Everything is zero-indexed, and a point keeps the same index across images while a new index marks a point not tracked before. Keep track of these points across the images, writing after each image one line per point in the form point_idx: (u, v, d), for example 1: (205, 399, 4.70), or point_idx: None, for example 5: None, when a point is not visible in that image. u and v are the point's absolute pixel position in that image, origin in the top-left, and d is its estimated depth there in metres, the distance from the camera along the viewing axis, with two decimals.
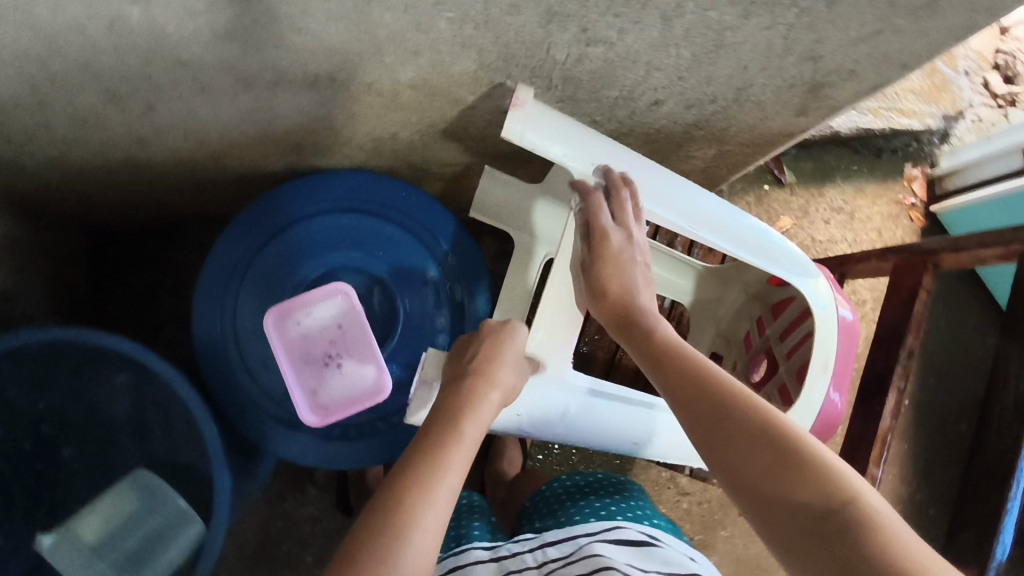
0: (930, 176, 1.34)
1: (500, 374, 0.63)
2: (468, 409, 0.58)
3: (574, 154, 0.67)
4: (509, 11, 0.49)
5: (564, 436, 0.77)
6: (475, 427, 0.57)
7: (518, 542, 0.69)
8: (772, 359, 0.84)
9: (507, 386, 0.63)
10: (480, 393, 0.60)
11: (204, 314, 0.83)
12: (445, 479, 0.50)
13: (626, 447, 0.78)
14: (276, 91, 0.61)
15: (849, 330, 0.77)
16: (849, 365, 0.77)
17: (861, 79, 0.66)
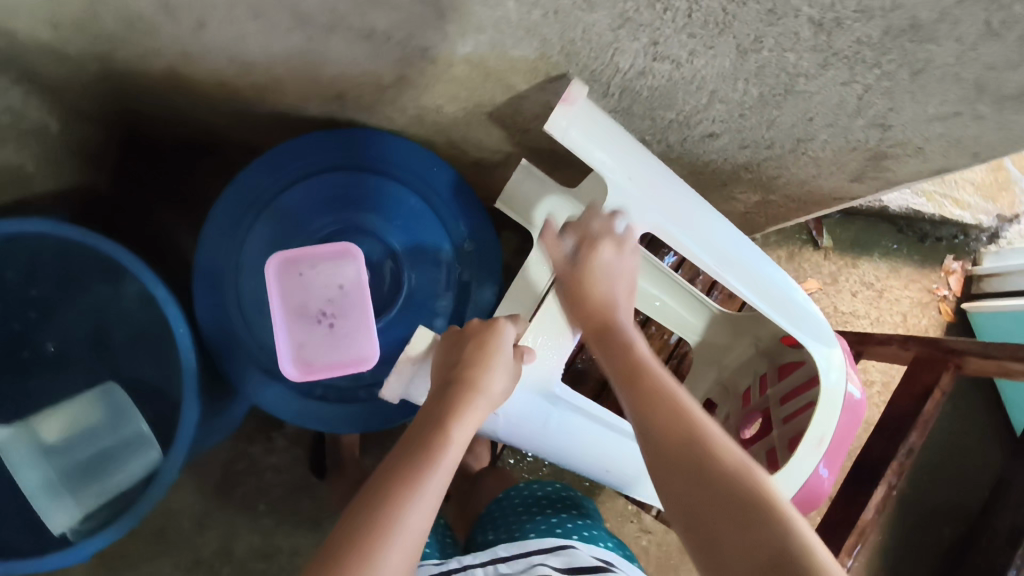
0: (970, 273, 1.30)
1: (489, 379, 0.61)
2: (452, 419, 0.57)
3: (615, 164, 0.64)
4: (582, 6, 0.47)
5: (539, 447, 0.74)
6: (458, 444, 0.56)
7: (469, 556, 0.67)
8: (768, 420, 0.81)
9: (497, 391, 0.62)
10: (466, 400, 0.59)
11: (212, 242, 0.82)
12: (422, 504, 0.51)
13: (597, 474, 0.76)
14: (330, 36, 0.60)
15: (853, 409, 0.74)
16: (844, 445, 0.74)
17: (926, 159, 0.63)
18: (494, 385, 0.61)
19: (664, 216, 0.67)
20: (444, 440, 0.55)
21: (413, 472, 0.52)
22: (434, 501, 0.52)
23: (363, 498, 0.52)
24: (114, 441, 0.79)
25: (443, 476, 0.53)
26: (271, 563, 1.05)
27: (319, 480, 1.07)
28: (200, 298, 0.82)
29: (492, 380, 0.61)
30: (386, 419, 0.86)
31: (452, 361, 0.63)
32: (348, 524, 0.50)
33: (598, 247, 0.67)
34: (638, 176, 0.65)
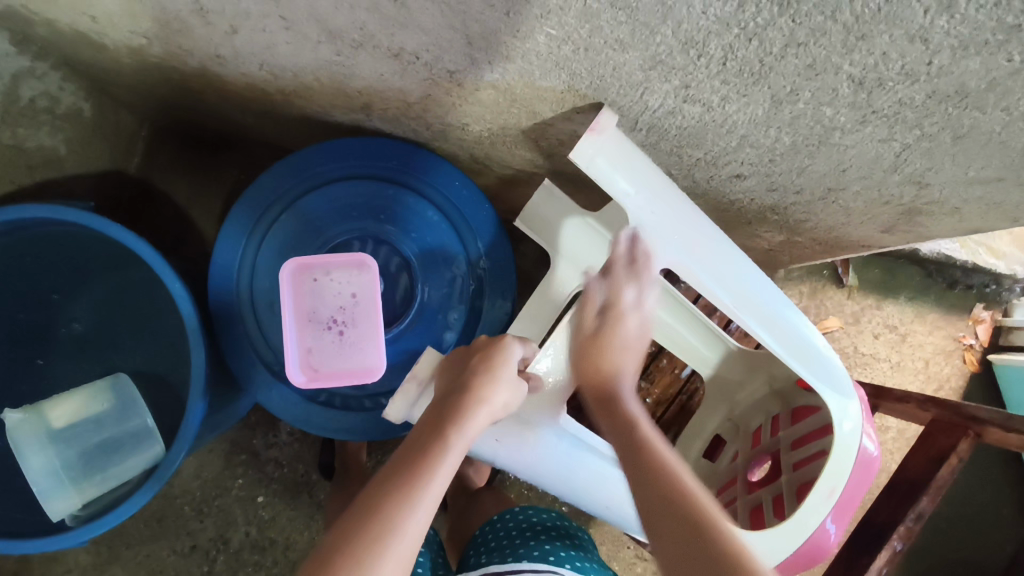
0: (999, 323, 1.26)
1: (493, 390, 0.60)
2: (453, 427, 0.56)
3: (643, 195, 0.62)
4: (614, 46, 0.45)
5: (537, 477, 0.71)
6: (457, 451, 0.55)
7: None
8: (778, 464, 0.76)
9: (500, 403, 0.60)
10: (470, 408, 0.57)
11: (226, 242, 0.81)
12: (418, 511, 0.49)
13: (595, 508, 0.73)
14: (358, 51, 0.59)
15: (867, 465, 0.69)
16: (855, 501, 0.69)
17: (962, 218, 0.61)
18: (498, 396, 0.60)
19: (686, 252, 0.64)
20: (443, 445, 0.54)
21: (409, 477, 0.51)
22: (429, 510, 0.50)
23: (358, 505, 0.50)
24: (118, 433, 0.77)
25: (438, 485, 0.52)
26: (265, 556, 1.05)
27: (319, 479, 1.07)
28: (213, 298, 0.82)
29: (497, 392, 0.60)
30: (387, 430, 0.85)
31: (456, 376, 0.62)
32: (342, 530, 0.48)
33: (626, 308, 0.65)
34: (661, 212, 0.63)
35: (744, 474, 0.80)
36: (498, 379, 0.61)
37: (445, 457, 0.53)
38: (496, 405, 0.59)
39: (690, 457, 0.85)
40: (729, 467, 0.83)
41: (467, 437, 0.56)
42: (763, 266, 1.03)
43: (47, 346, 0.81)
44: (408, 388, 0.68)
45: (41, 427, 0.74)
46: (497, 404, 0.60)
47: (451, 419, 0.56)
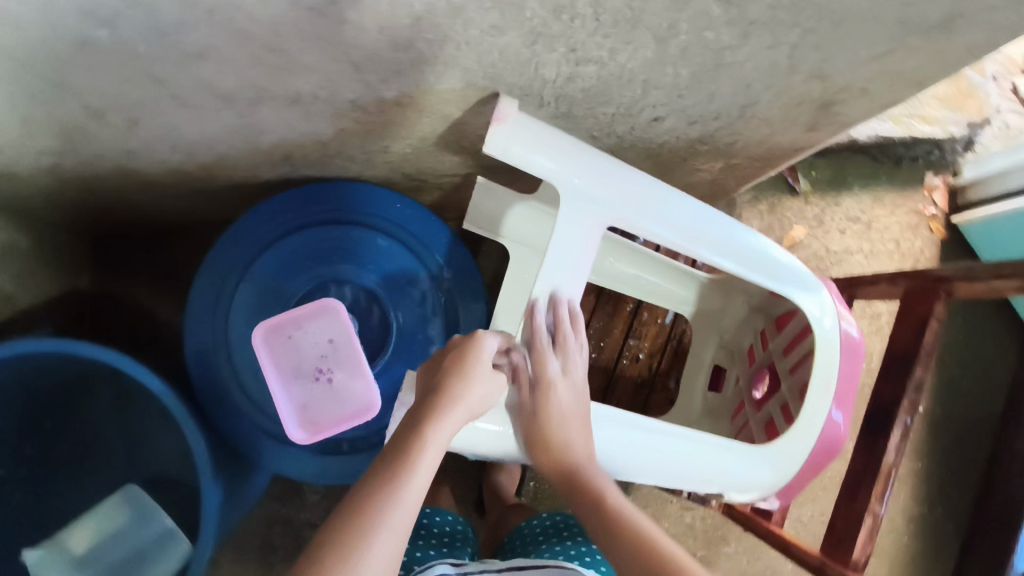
0: (953, 185, 1.30)
1: (467, 385, 0.58)
2: (429, 424, 0.55)
3: (567, 167, 0.60)
4: (492, 32, 0.47)
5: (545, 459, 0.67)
6: (434, 449, 0.54)
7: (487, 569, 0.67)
8: (775, 375, 0.76)
9: (477, 396, 0.59)
10: (445, 403, 0.56)
11: (197, 324, 0.82)
12: (397, 511, 0.49)
13: None
14: (259, 107, 0.60)
15: (853, 349, 0.70)
16: (853, 385, 0.70)
17: (873, 96, 0.63)
18: (475, 391, 0.58)
19: (625, 206, 0.62)
20: (421, 442, 0.54)
21: (389, 477, 0.51)
22: (410, 508, 0.50)
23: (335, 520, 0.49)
24: (144, 540, 0.77)
25: (418, 482, 0.52)
26: None
27: None
28: (198, 384, 0.83)
29: (475, 389, 0.58)
30: None
31: (429, 376, 0.60)
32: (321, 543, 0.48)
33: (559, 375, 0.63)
34: (587, 176, 0.60)
35: (749, 395, 0.79)
36: (475, 371, 0.59)
37: (423, 456, 0.53)
38: (472, 400, 0.58)
39: (696, 392, 0.86)
40: (735, 391, 0.83)
41: (441, 438, 0.55)
42: (715, 197, 1.04)
43: (52, 478, 0.80)
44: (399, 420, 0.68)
45: (66, 558, 0.75)
46: (474, 398, 0.58)
47: (427, 415, 0.55)
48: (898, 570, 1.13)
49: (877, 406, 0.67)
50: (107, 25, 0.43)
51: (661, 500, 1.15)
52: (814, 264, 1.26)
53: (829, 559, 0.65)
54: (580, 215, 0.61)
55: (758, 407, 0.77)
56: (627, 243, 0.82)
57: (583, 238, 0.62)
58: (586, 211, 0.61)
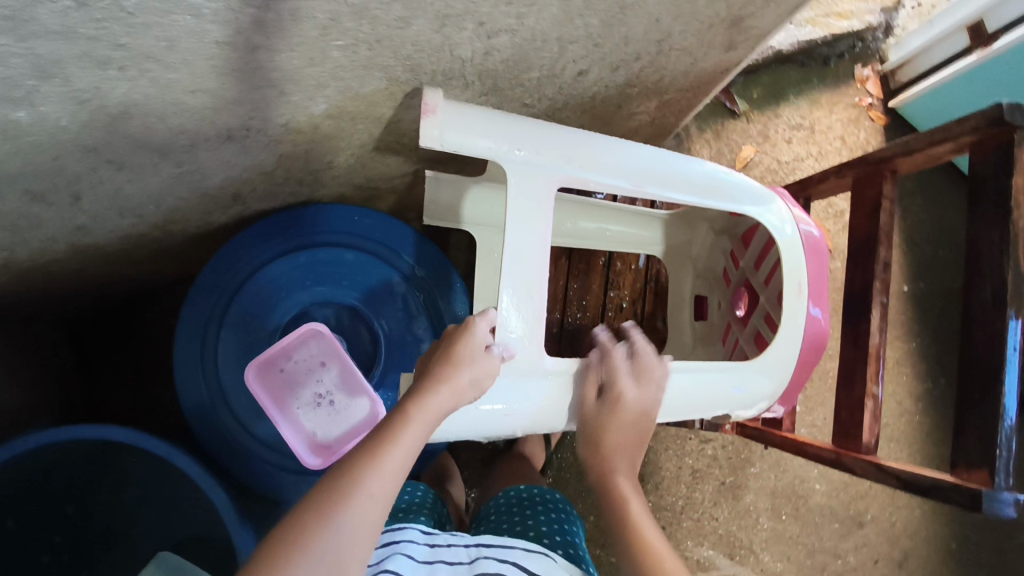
0: (882, 72, 1.32)
1: (454, 370, 0.57)
2: (412, 405, 0.55)
3: (504, 142, 0.60)
4: (398, 25, 0.47)
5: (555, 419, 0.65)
6: (416, 430, 0.54)
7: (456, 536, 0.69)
8: (752, 290, 0.77)
9: (467, 381, 0.57)
10: (431, 387, 0.56)
11: (188, 381, 0.83)
12: (369, 483, 0.49)
13: None
14: (196, 152, 0.60)
15: (817, 247, 0.72)
16: (824, 280, 0.72)
17: (778, 3, 0.64)
18: (462, 377, 0.57)
19: (571, 166, 0.62)
20: (403, 422, 0.54)
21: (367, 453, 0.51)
22: (387, 482, 0.50)
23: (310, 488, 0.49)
24: None
25: (395, 458, 0.51)
26: None
27: None
28: (204, 438, 0.84)
29: (464, 376, 0.57)
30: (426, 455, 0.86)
31: (421, 368, 0.60)
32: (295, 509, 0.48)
33: (631, 391, 0.65)
34: (525, 144, 0.61)
35: (733, 316, 0.81)
36: (465, 358, 0.58)
37: (404, 433, 0.53)
38: (462, 383, 0.57)
39: (684, 326, 0.89)
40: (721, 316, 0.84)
41: (423, 419, 0.55)
42: (660, 136, 1.06)
43: (93, 564, 0.80)
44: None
45: None
46: (463, 383, 0.57)
47: (413, 396, 0.55)
48: (915, 446, 1.18)
49: (854, 293, 0.69)
50: (22, 105, 0.43)
51: (680, 440, 1.19)
52: (770, 179, 1.29)
53: (843, 450, 0.67)
54: (529, 182, 0.61)
55: (744, 324, 0.79)
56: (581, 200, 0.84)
57: (538, 205, 0.61)
58: (533, 178, 0.61)
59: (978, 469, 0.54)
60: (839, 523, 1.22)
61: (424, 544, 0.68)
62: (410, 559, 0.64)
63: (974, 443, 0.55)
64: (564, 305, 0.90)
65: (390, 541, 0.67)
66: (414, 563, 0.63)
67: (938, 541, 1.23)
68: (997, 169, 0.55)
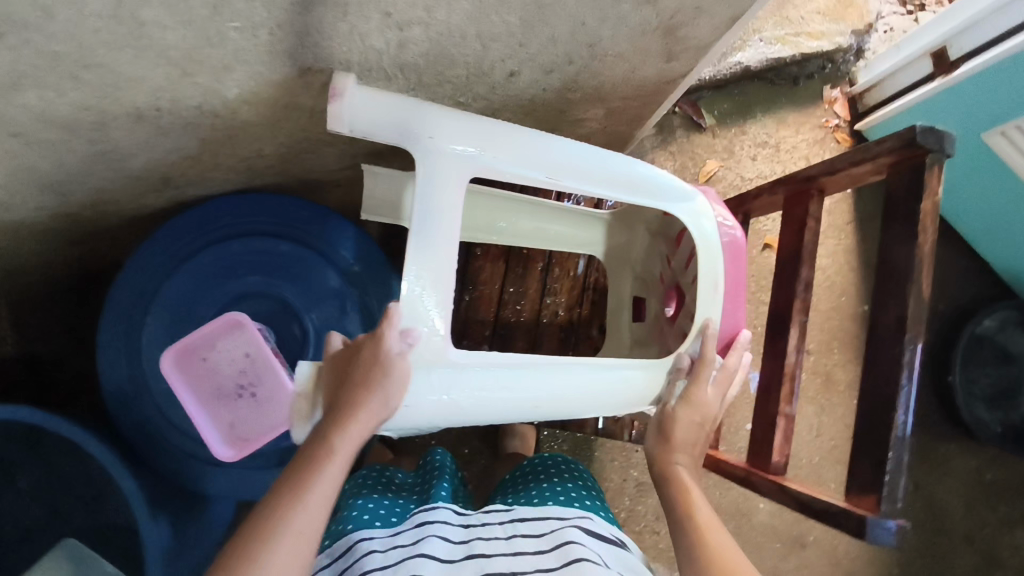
0: (851, 95, 1.32)
1: (369, 394, 0.55)
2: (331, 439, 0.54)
3: (414, 128, 0.58)
4: (296, 9, 0.46)
5: (466, 410, 0.61)
6: (337, 461, 0.54)
7: (490, 513, 0.70)
8: (680, 290, 0.76)
9: (385, 404, 0.56)
10: (346, 417, 0.54)
11: (110, 364, 0.81)
12: (291, 533, 0.50)
13: (529, 416, 0.64)
14: (107, 131, 0.59)
15: (737, 250, 0.71)
16: (741, 285, 0.72)
17: (711, 13, 0.64)
18: (380, 401, 0.56)
19: (484, 154, 0.61)
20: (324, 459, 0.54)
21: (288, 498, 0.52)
22: (308, 526, 0.51)
23: (239, 526, 0.51)
24: None
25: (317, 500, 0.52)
26: None
27: None
28: (121, 423, 0.82)
29: (378, 397, 0.56)
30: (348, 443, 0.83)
31: (335, 380, 0.58)
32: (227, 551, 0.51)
33: (712, 393, 0.68)
34: (437, 131, 0.59)
35: (665, 315, 0.80)
36: (381, 377, 0.56)
37: (324, 470, 0.53)
38: (378, 406, 0.55)
39: (623, 327, 0.87)
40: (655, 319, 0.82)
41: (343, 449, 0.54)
42: (616, 145, 1.06)
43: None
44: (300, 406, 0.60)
45: None
46: (380, 404, 0.56)
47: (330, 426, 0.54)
48: None
49: (777, 309, 0.69)
50: None
51: (626, 451, 1.18)
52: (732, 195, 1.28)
53: (753, 468, 0.67)
54: (439, 169, 0.59)
55: (672, 325, 0.78)
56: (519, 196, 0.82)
57: (446, 195, 0.60)
58: (444, 166, 0.59)
59: (868, 493, 0.53)
60: (781, 543, 1.21)
61: (458, 523, 0.68)
62: (445, 541, 0.64)
63: (866, 467, 0.54)
64: (503, 306, 0.90)
65: (424, 521, 0.67)
66: (450, 545, 0.64)
67: (879, 566, 1.23)
68: (907, 191, 0.55)
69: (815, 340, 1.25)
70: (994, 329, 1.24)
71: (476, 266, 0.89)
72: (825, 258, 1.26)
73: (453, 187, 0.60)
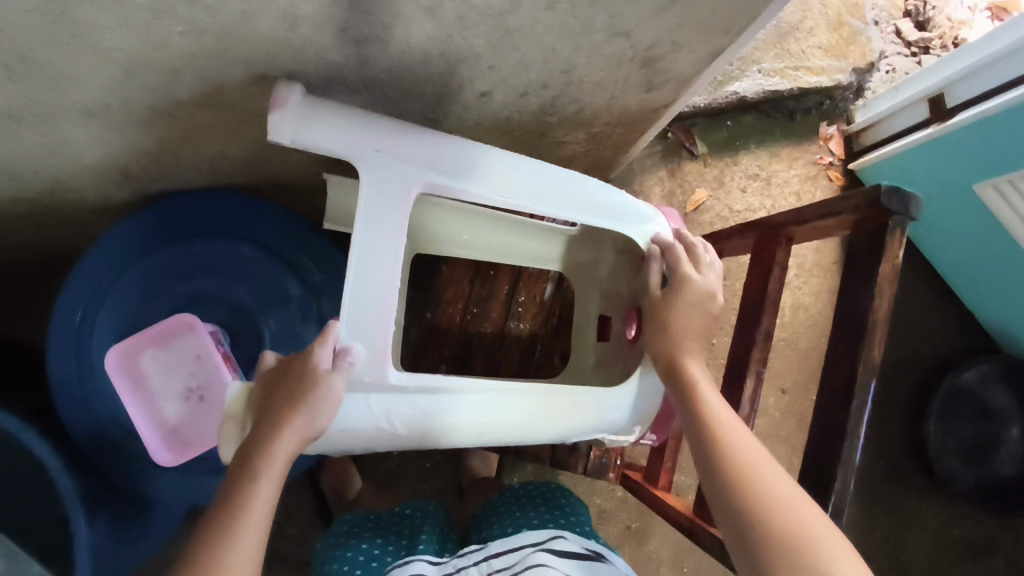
0: (847, 133, 1.30)
1: (299, 410, 0.52)
2: (259, 462, 0.50)
3: (362, 141, 0.57)
4: (243, 19, 0.45)
5: (404, 437, 0.60)
6: (269, 483, 0.50)
7: (462, 556, 0.66)
8: (639, 313, 0.72)
9: (314, 420, 0.53)
10: (275, 436, 0.51)
11: (58, 352, 0.79)
12: (228, 565, 0.46)
13: (470, 443, 0.62)
14: (56, 123, 0.57)
15: None
16: None
17: (689, 49, 0.62)
18: (310, 416, 0.53)
19: (435, 171, 0.59)
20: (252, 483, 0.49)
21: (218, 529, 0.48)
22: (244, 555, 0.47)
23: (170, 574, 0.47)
24: None
25: (251, 526, 0.48)
26: None
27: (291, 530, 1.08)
28: (65, 413, 0.79)
29: (309, 411, 0.53)
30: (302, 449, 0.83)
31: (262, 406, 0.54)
32: None
33: (696, 274, 0.65)
34: (386, 145, 0.58)
35: (626, 338, 0.76)
36: (310, 391, 0.53)
37: (256, 494, 0.49)
38: (306, 421, 0.52)
39: (587, 347, 0.84)
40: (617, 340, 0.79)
41: (278, 458, 0.51)
42: (600, 169, 1.04)
43: None
44: (227, 431, 0.58)
45: None
46: (309, 420, 0.53)
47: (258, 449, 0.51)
48: None
49: (736, 356, 0.67)
50: None
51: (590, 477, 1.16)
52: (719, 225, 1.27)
53: (697, 519, 0.67)
54: (386, 184, 0.58)
55: (632, 347, 0.73)
56: (481, 208, 0.77)
57: (391, 205, 0.58)
58: (391, 181, 0.58)
59: None
60: None
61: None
62: None
63: None
64: (468, 326, 0.89)
65: None
66: None
67: None
68: (868, 249, 0.53)
69: (791, 378, 1.23)
70: (975, 382, 1.21)
71: (442, 285, 0.88)
72: (808, 296, 1.24)
73: (399, 202, 0.58)
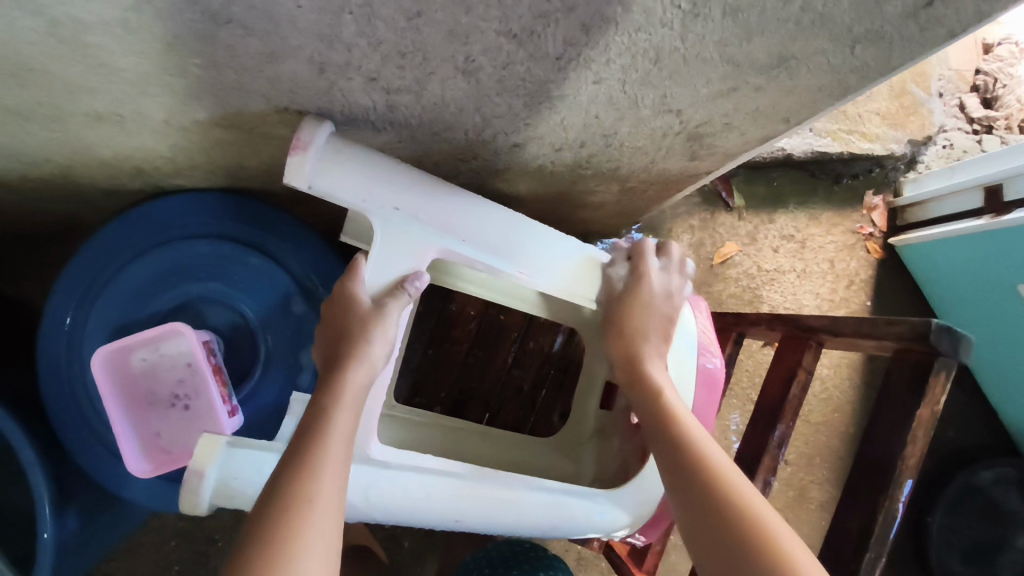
0: (892, 205, 1.24)
1: (349, 375, 0.53)
2: (316, 447, 0.48)
3: (381, 195, 0.55)
4: (267, 60, 0.41)
5: (385, 516, 0.56)
6: (335, 465, 0.48)
7: None
8: None
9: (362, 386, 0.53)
10: (332, 415, 0.50)
11: (49, 337, 0.76)
12: (304, 550, 0.42)
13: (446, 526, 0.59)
14: (66, 124, 0.54)
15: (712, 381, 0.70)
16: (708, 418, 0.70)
17: (740, 131, 0.57)
18: (359, 378, 0.53)
19: (452, 238, 0.58)
20: (311, 475, 0.46)
21: (286, 512, 0.44)
22: (320, 536, 0.44)
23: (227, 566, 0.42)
24: None
25: (322, 510, 0.45)
26: None
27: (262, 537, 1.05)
28: (50, 400, 0.77)
29: (363, 368, 0.54)
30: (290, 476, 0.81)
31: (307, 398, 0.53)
32: None
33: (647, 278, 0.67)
34: (405, 204, 0.56)
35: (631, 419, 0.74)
36: (366, 355, 0.54)
37: (322, 478, 0.46)
38: (357, 390, 0.52)
39: (588, 413, 0.81)
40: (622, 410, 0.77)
41: (337, 456, 0.48)
42: (629, 216, 0.99)
43: None
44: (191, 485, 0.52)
45: None
46: (356, 388, 0.52)
47: (315, 431, 0.49)
48: None
49: (749, 456, 0.65)
50: None
51: None
52: (746, 283, 1.21)
53: None
54: (395, 243, 0.56)
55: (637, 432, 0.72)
56: None
57: (404, 262, 0.57)
58: (405, 240, 0.56)
59: None
60: None
61: None
62: None
63: None
64: (470, 370, 0.87)
65: None
66: None
67: None
68: (907, 386, 0.53)
69: (797, 451, 1.18)
70: (988, 482, 1.15)
71: (450, 323, 0.86)
72: (827, 369, 1.19)
73: (407, 264, 0.57)
